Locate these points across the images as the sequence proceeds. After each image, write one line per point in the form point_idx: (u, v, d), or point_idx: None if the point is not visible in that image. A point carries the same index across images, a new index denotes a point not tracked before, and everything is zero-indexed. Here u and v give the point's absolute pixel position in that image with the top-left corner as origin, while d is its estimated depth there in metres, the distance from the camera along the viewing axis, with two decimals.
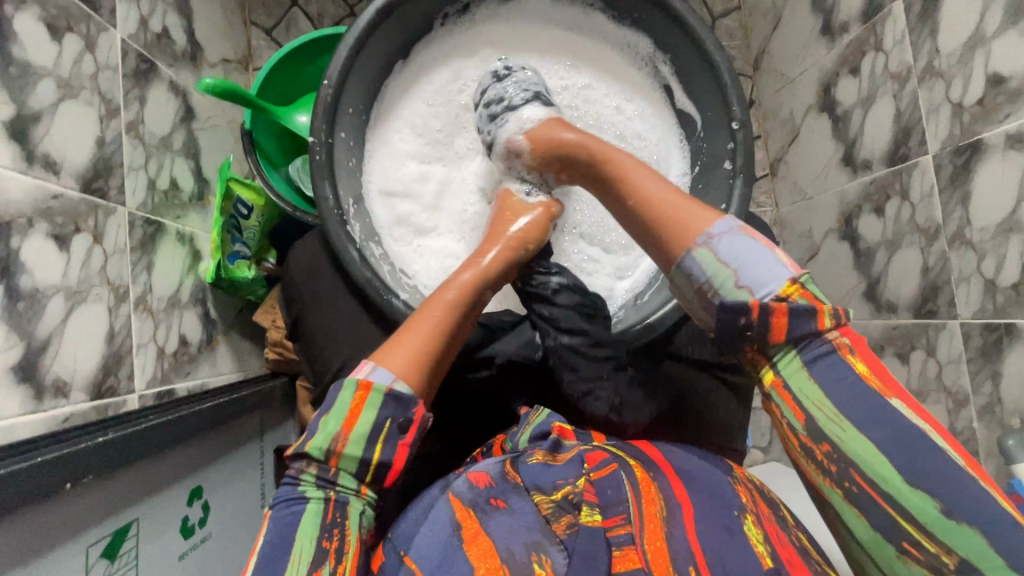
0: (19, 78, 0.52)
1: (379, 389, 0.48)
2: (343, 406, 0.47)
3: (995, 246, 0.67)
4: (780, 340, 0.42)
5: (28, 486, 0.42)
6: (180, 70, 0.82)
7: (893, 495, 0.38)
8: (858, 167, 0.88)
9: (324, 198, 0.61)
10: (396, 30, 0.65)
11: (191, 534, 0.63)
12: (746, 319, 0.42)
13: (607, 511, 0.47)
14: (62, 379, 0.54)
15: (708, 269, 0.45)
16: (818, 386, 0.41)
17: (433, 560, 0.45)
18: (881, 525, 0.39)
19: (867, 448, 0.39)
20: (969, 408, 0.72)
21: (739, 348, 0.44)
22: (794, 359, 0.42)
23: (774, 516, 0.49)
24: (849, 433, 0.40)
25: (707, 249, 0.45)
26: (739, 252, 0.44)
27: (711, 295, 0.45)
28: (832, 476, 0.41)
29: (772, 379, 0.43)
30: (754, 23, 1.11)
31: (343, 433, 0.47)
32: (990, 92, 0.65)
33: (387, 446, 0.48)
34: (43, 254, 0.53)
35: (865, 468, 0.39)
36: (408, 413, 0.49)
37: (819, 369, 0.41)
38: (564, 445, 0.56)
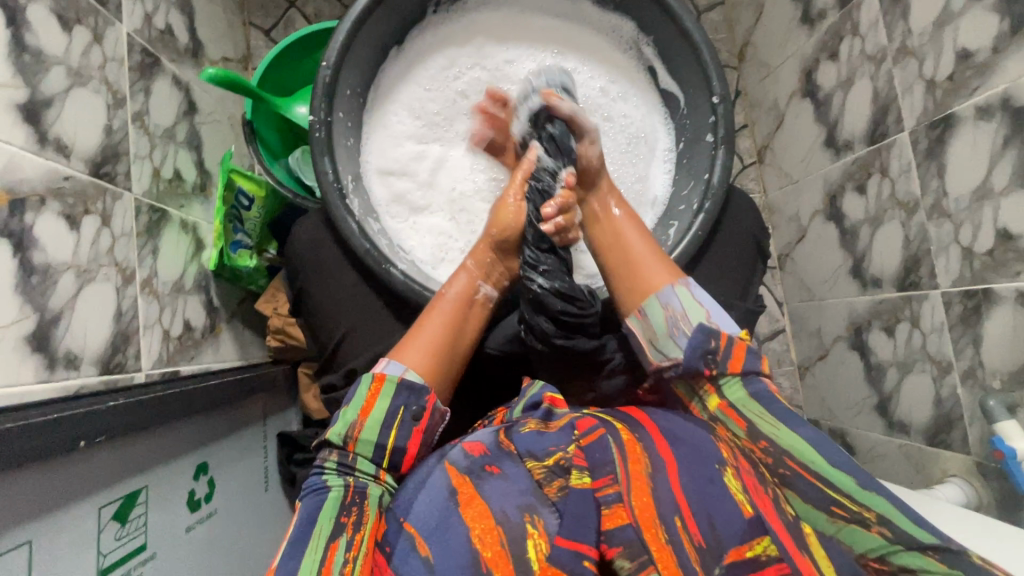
0: (31, 64, 0.55)
1: (392, 379, 0.54)
2: (359, 397, 0.53)
3: (971, 214, 0.69)
4: (735, 368, 0.50)
5: (41, 443, 0.44)
6: (183, 66, 0.85)
7: (823, 474, 0.43)
8: (840, 148, 0.91)
9: (324, 173, 0.64)
10: (391, 16, 0.68)
11: (198, 508, 0.65)
12: (715, 343, 0.50)
13: (596, 472, 0.46)
14: (72, 352, 0.56)
15: (686, 305, 0.54)
16: (755, 401, 0.48)
17: (430, 524, 0.46)
18: (814, 495, 0.43)
19: (799, 443, 0.45)
20: (953, 374, 0.74)
21: (703, 367, 0.50)
22: (738, 387, 0.49)
23: (754, 470, 0.45)
24: (782, 431, 0.46)
25: (686, 290, 0.55)
26: (708, 302, 0.54)
27: (682, 328, 0.53)
28: (771, 467, 0.45)
29: (717, 403, 0.50)
30: (738, 16, 1.14)
31: (359, 421, 0.52)
32: (960, 66, 0.68)
33: (402, 432, 0.52)
34: (54, 232, 0.56)
35: (798, 455, 0.44)
36: (421, 401, 0.54)
37: (756, 393, 0.49)
38: (555, 413, 0.55)
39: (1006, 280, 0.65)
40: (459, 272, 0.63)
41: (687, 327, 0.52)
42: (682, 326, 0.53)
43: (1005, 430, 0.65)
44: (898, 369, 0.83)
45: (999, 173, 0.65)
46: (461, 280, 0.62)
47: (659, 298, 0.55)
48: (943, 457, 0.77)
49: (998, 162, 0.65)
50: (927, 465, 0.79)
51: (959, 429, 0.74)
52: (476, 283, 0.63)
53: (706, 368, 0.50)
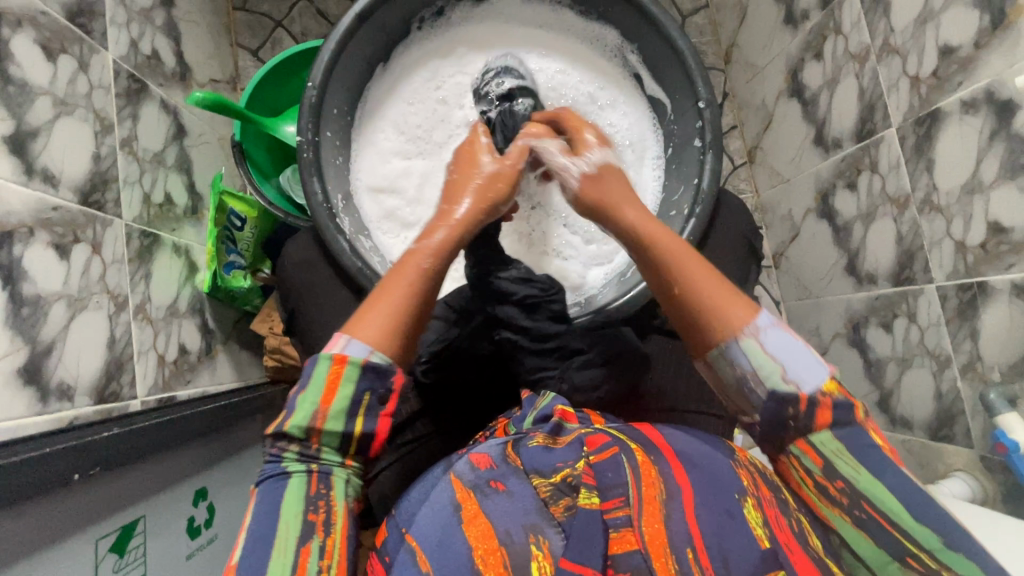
0: (17, 96, 0.55)
1: (355, 361, 0.45)
2: (319, 379, 0.45)
3: (962, 208, 0.69)
4: (822, 425, 0.43)
5: (33, 477, 0.44)
6: (171, 90, 0.85)
7: (903, 525, 0.41)
8: (829, 146, 0.91)
9: (313, 195, 0.63)
10: (374, 34, 0.68)
11: (198, 535, 0.64)
12: (792, 410, 0.43)
13: (606, 493, 0.46)
14: (65, 383, 0.56)
15: (756, 361, 0.44)
16: (837, 441, 0.42)
17: (433, 539, 0.45)
18: (887, 543, 0.41)
19: (881, 490, 0.41)
20: (952, 368, 0.74)
21: (781, 434, 0.44)
22: (830, 437, 0.43)
23: (775, 497, 0.46)
24: (865, 476, 0.42)
25: (754, 340, 0.44)
26: (786, 349, 0.44)
27: (755, 386, 0.45)
28: (843, 507, 0.43)
29: (800, 445, 0.44)
30: (722, 19, 1.15)
31: (321, 409, 0.44)
32: (943, 62, 0.68)
33: (369, 417, 0.45)
34: (44, 263, 0.55)
35: (878, 502, 0.41)
36: (387, 383, 0.46)
37: (843, 431, 0.43)
38: (565, 428, 0.53)
39: (1000, 272, 0.66)
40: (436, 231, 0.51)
41: (757, 391, 0.44)
42: (751, 384, 0.45)
43: (1007, 423, 0.65)
44: (897, 365, 0.83)
45: (987, 166, 0.65)
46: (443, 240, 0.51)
47: (722, 354, 0.45)
48: (947, 452, 0.77)
49: (985, 155, 0.65)
50: (931, 460, 0.79)
51: (962, 423, 0.74)
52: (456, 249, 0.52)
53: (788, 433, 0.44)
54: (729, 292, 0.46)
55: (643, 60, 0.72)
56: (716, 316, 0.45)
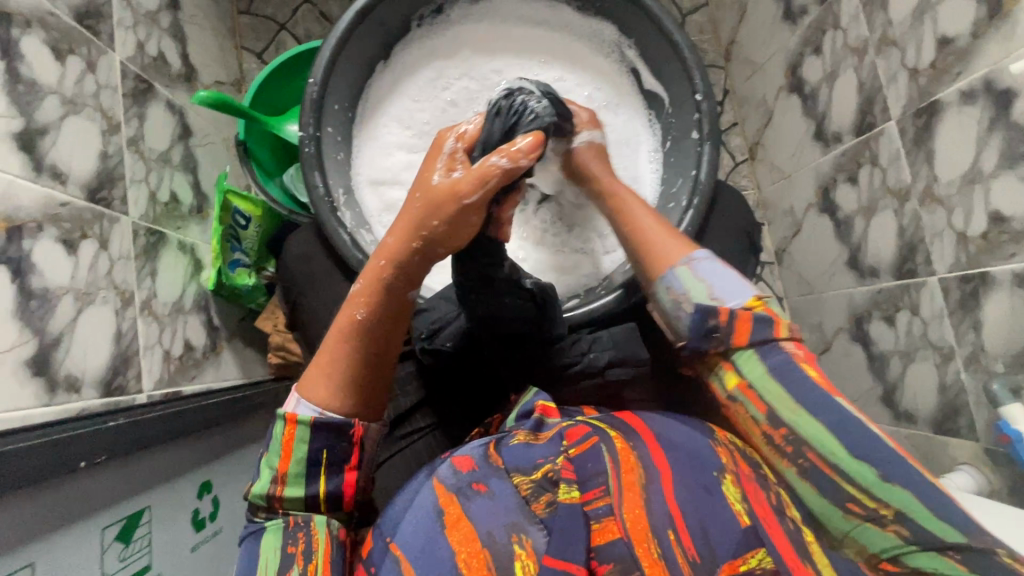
0: (26, 94, 0.56)
1: (304, 421, 0.48)
2: (276, 445, 0.48)
3: (962, 198, 0.69)
4: (742, 342, 0.48)
5: (38, 465, 0.45)
6: (177, 91, 0.86)
7: (840, 464, 0.42)
8: (829, 140, 0.91)
9: (315, 188, 0.65)
10: (375, 31, 0.69)
11: (203, 528, 0.65)
12: (716, 321, 0.49)
13: (586, 484, 0.46)
14: (73, 375, 0.57)
15: (688, 285, 0.52)
16: (772, 380, 0.46)
17: (417, 546, 0.45)
18: (828, 487, 0.43)
19: (816, 429, 0.44)
20: (955, 360, 0.74)
21: (707, 350, 0.49)
22: (752, 358, 0.47)
23: (754, 474, 0.46)
24: (802, 418, 0.44)
25: (688, 268, 0.52)
26: (715, 274, 0.51)
27: (685, 305, 0.51)
28: (788, 456, 0.45)
29: (734, 381, 0.48)
30: (722, 17, 1.16)
31: (281, 472, 0.48)
32: (941, 53, 0.68)
33: (332, 474, 0.49)
34: (52, 257, 0.56)
35: (818, 446, 0.43)
36: (343, 438, 0.49)
37: (773, 366, 0.46)
38: (546, 423, 0.54)
39: (1001, 262, 0.65)
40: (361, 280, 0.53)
41: (688, 309, 0.51)
42: (684, 306, 0.51)
43: (1011, 414, 0.65)
44: (901, 358, 0.83)
45: (987, 156, 0.65)
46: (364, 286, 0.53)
47: (660, 281, 0.53)
48: (952, 445, 0.76)
49: (985, 145, 0.65)
50: (936, 454, 0.79)
51: (966, 415, 0.73)
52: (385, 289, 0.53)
53: (711, 351, 0.49)
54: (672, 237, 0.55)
55: (641, 54, 0.72)
56: (655, 253, 0.54)
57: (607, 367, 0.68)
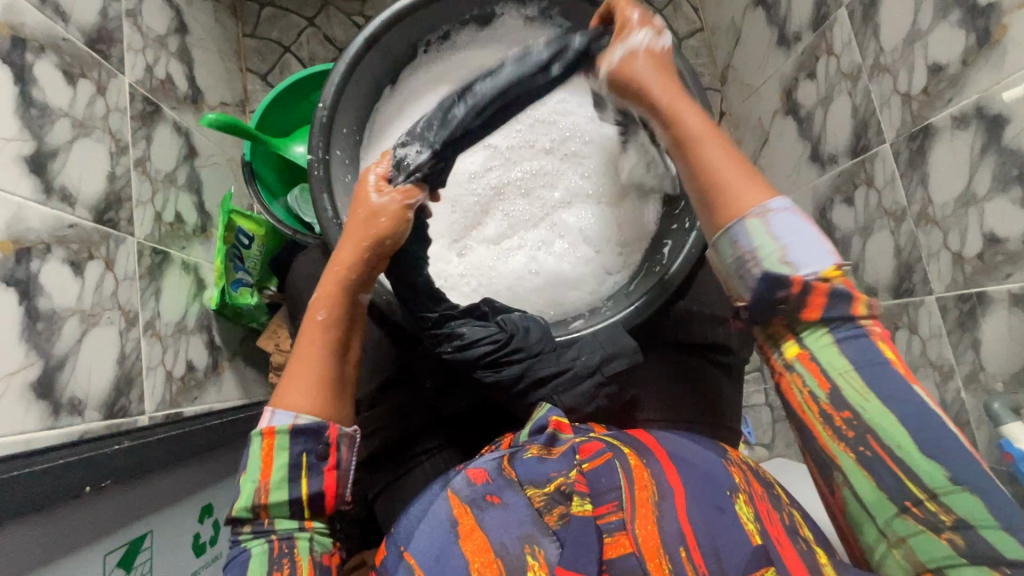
0: (38, 117, 0.57)
1: (283, 429, 0.48)
2: (254, 458, 0.48)
3: (957, 220, 0.71)
4: (811, 317, 0.42)
5: (43, 490, 0.45)
6: (183, 112, 0.87)
7: (906, 461, 0.39)
8: (825, 162, 0.93)
9: (324, 212, 0.65)
10: (383, 58, 0.71)
11: (203, 552, 0.64)
12: (784, 293, 0.42)
13: (599, 498, 0.46)
14: (77, 397, 0.56)
15: (757, 239, 0.43)
16: (845, 360, 0.41)
17: (431, 556, 0.45)
18: (889, 485, 0.40)
19: (885, 419, 0.40)
20: (956, 379, 0.74)
21: (770, 319, 0.44)
22: (823, 334, 0.42)
23: (766, 493, 0.48)
24: (873, 406, 0.40)
25: (761, 221, 0.43)
26: (793, 230, 0.43)
27: (750, 266, 0.43)
28: (847, 442, 0.41)
29: (795, 352, 0.43)
30: (717, 42, 1.19)
31: (262, 484, 0.47)
32: (933, 80, 0.71)
33: (313, 476, 0.48)
34: (59, 278, 0.56)
35: (883, 436, 0.40)
36: (321, 439, 0.49)
37: (847, 345, 0.41)
38: (560, 438, 0.54)
39: (997, 282, 0.67)
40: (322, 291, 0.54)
41: (754, 270, 0.43)
42: (748, 264, 0.44)
43: (1012, 433, 0.65)
44: None
45: (980, 179, 0.67)
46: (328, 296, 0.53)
47: (725, 234, 0.44)
48: None
49: (978, 169, 0.67)
50: None
51: (967, 434, 0.74)
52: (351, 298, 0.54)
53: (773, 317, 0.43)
54: (746, 179, 0.45)
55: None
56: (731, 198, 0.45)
57: (602, 363, 0.64)
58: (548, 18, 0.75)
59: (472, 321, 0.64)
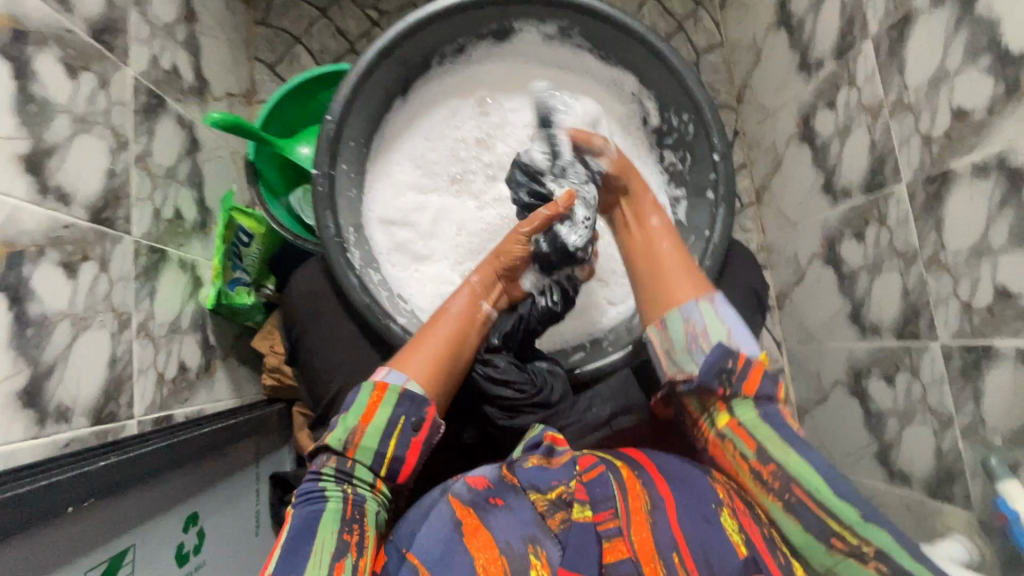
0: (37, 114, 0.55)
1: (395, 388, 0.54)
2: (361, 403, 0.53)
3: (970, 270, 0.70)
4: (749, 391, 0.53)
5: (30, 512, 0.44)
6: (188, 105, 0.85)
7: (826, 504, 0.48)
8: (838, 194, 0.92)
9: (325, 229, 0.63)
10: (396, 69, 0.69)
11: (187, 561, 0.63)
12: (731, 364, 0.53)
13: (597, 507, 0.51)
14: (64, 404, 0.55)
15: (708, 321, 0.56)
16: (760, 419, 0.52)
17: (434, 554, 0.48)
18: (814, 525, 0.48)
19: (806, 470, 0.49)
20: (953, 428, 0.74)
21: (715, 388, 0.54)
22: (748, 405, 0.53)
23: (749, 511, 0.51)
24: (793, 459, 0.50)
25: (710, 305, 0.57)
26: (731, 318, 0.56)
27: (702, 341, 0.55)
28: (775, 491, 0.50)
29: (726, 420, 0.54)
30: (736, 60, 1.17)
31: (361, 427, 0.52)
32: (956, 125, 0.69)
33: (400, 441, 0.53)
34: (51, 282, 0.55)
35: (805, 484, 0.49)
36: (421, 411, 0.54)
37: (764, 411, 0.53)
38: (557, 450, 0.58)
39: (1006, 337, 0.66)
40: (460, 289, 0.63)
41: (704, 346, 0.55)
42: (700, 342, 0.55)
43: (1008, 491, 0.64)
44: (898, 418, 0.83)
45: (997, 231, 0.66)
46: (463, 296, 0.62)
47: (682, 311, 0.57)
48: (945, 511, 0.76)
49: (995, 221, 0.66)
50: (929, 517, 0.79)
51: (961, 484, 0.73)
52: (478, 302, 0.62)
53: (718, 388, 0.53)
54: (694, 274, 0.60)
55: (661, 126, 0.74)
56: (685, 280, 0.59)
57: (613, 416, 0.66)
58: (567, 36, 0.73)
59: (507, 356, 0.66)
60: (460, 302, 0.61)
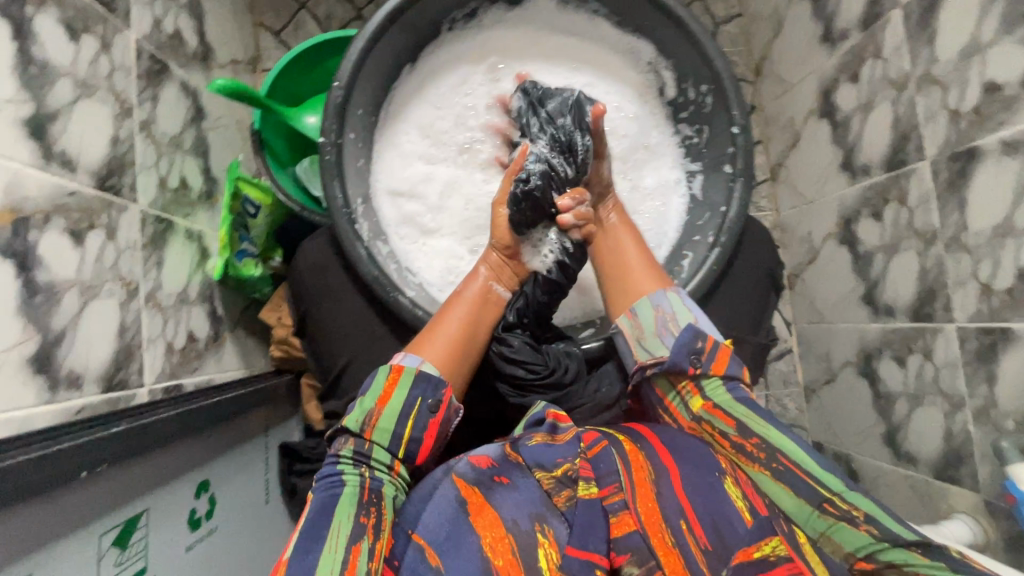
0: (38, 77, 0.54)
1: (410, 369, 0.55)
2: (378, 385, 0.54)
3: (991, 250, 0.68)
4: (717, 371, 0.56)
5: (46, 475, 0.45)
6: (192, 71, 0.83)
7: (810, 470, 0.48)
8: (857, 172, 0.90)
9: (334, 198, 0.62)
10: (405, 35, 0.67)
11: (198, 527, 0.64)
12: (701, 344, 0.56)
13: (602, 481, 0.51)
14: (75, 371, 0.55)
15: (677, 310, 0.60)
16: (737, 402, 0.54)
17: (439, 533, 0.47)
18: (805, 491, 0.47)
19: (784, 440, 0.50)
20: (964, 410, 0.73)
21: (687, 367, 0.56)
22: (717, 385, 0.56)
23: (751, 480, 0.50)
24: (771, 431, 0.51)
25: (678, 297, 0.61)
26: (692, 308, 0.61)
27: (672, 327, 0.59)
28: (761, 461, 0.50)
29: (701, 404, 0.55)
30: (755, 30, 1.12)
31: (378, 409, 0.53)
32: (987, 99, 0.66)
33: (418, 422, 0.54)
34: (59, 249, 0.55)
35: (788, 453, 0.49)
36: (438, 394, 0.55)
37: (733, 392, 0.55)
38: (560, 427, 0.58)
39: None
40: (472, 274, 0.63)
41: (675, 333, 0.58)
42: (670, 332, 0.59)
43: (1016, 474, 0.64)
44: (908, 400, 0.82)
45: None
46: (472, 279, 0.62)
47: (654, 300, 0.61)
48: (951, 493, 0.76)
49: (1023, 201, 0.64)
50: (934, 499, 0.79)
51: (969, 466, 0.73)
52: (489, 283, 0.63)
53: (689, 367, 0.56)
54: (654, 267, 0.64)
55: (678, 98, 0.71)
56: (651, 275, 0.63)
57: (623, 396, 0.67)
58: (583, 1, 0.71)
59: (523, 335, 0.65)
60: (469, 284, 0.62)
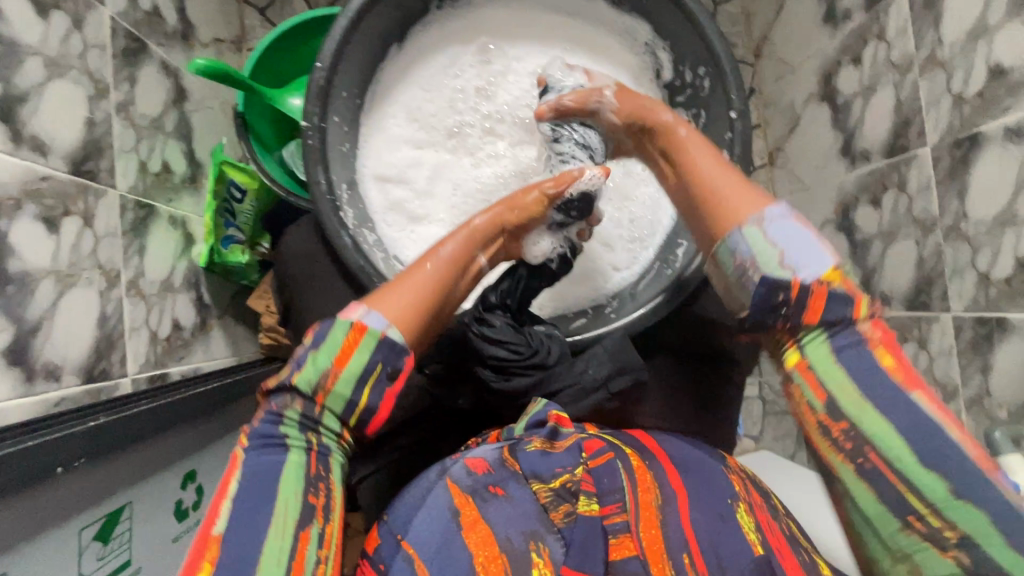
0: (4, 56, 0.51)
1: (374, 332, 0.47)
2: (335, 342, 0.47)
3: (990, 239, 0.67)
4: (812, 321, 0.42)
5: (22, 471, 0.44)
6: (172, 50, 0.80)
7: (906, 473, 0.38)
8: (857, 158, 0.88)
9: (317, 183, 0.60)
10: (392, 13, 0.64)
11: (185, 517, 0.64)
12: (784, 296, 0.43)
13: (604, 499, 0.51)
14: (52, 362, 0.54)
15: (756, 247, 0.44)
16: (841, 370, 0.41)
17: (431, 548, 0.47)
18: (890, 497, 0.39)
19: (883, 427, 0.39)
20: (958, 400, 0.73)
21: (771, 324, 0.44)
22: (819, 340, 0.42)
23: (766, 505, 0.52)
24: (872, 415, 0.40)
25: (758, 230, 0.45)
26: (789, 237, 0.44)
27: (751, 272, 0.44)
28: (845, 452, 0.40)
29: (796, 360, 0.43)
30: (756, 10, 1.09)
31: (333, 370, 0.46)
32: (992, 84, 0.64)
33: (375, 390, 0.47)
34: (32, 237, 0.53)
35: (882, 448, 0.39)
36: (399, 360, 0.48)
37: (842, 353, 0.41)
38: (562, 432, 0.57)
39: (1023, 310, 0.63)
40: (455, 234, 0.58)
41: (755, 277, 0.44)
42: (751, 273, 0.44)
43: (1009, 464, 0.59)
44: None
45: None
46: (456, 241, 0.57)
47: (724, 244, 0.46)
48: None
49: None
50: None
51: None
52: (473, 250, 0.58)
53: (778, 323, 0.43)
54: (744, 188, 0.47)
55: (675, 81, 0.69)
56: (730, 203, 0.47)
57: (609, 379, 0.63)
58: None
59: (504, 317, 0.64)
60: (453, 244, 0.57)
